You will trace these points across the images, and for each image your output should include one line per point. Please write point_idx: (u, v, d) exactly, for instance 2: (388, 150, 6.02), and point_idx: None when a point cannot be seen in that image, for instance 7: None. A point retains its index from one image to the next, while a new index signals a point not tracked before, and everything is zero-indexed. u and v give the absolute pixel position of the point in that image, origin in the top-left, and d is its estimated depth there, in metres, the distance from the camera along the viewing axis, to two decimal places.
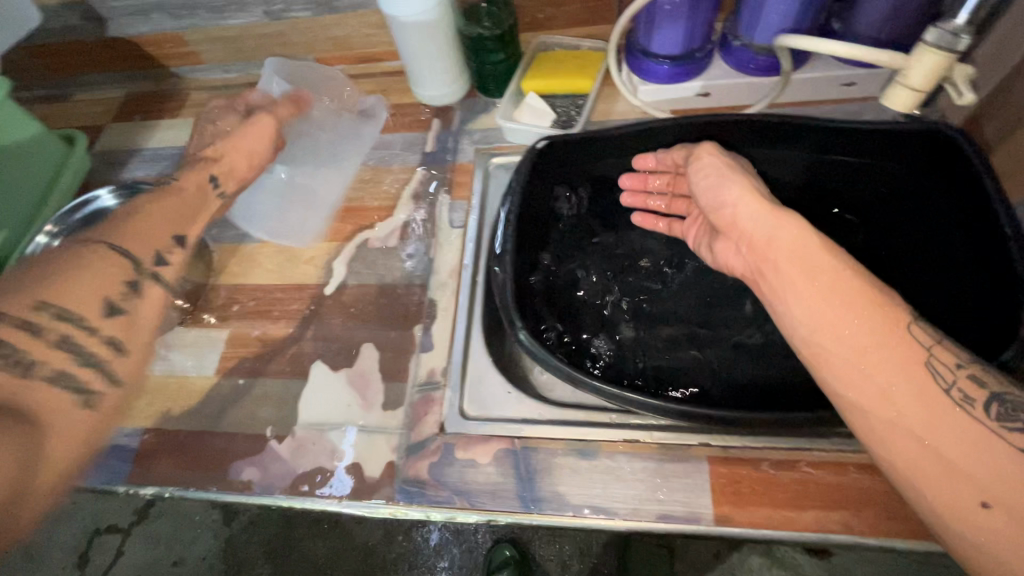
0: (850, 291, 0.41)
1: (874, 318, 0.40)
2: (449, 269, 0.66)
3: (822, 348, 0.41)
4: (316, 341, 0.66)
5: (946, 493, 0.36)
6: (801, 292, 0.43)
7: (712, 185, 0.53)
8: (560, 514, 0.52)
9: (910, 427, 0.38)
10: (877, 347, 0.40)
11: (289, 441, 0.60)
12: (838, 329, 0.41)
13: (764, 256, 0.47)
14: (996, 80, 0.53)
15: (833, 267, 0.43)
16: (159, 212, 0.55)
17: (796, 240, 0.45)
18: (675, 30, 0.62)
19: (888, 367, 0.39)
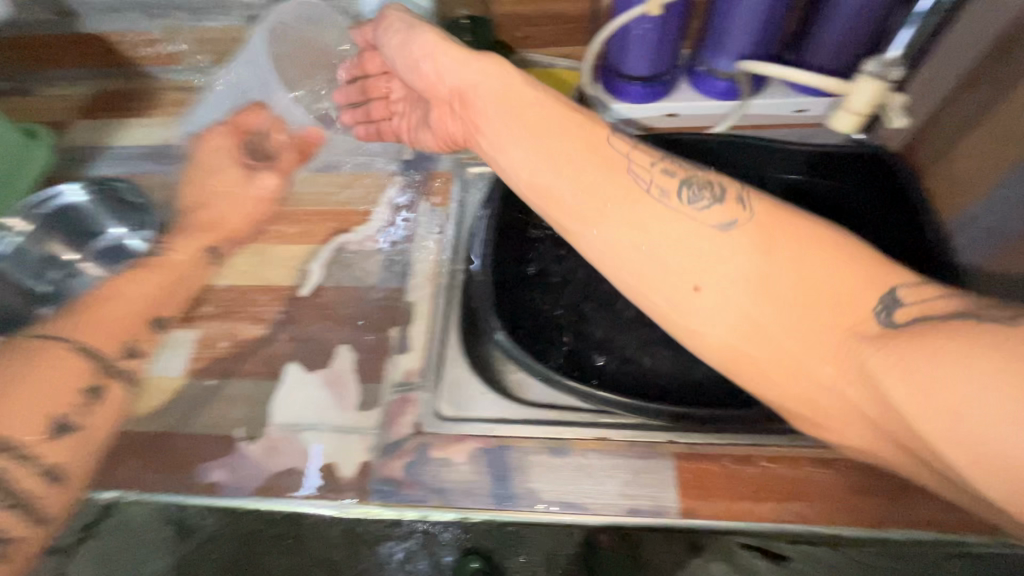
0: (561, 136, 0.50)
1: (598, 164, 0.49)
2: (427, 272, 0.68)
3: (557, 207, 0.50)
4: (290, 342, 0.66)
5: (675, 291, 0.45)
6: (528, 151, 0.51)
7: (457, 57, 0.57)
8: (532, 510, 0.53)
9: (635, 238, 0.47)
10: (593, 181, 0.49)
11: (261, 442, 0.59)
12: (557, 171, 0.50)
13: (501, 113, 0.53)
14: (928, 111, 0.60)
15: (563, 123, 0.51)
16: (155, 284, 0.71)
17: (531, 95, 0.53)
18: (644, 53, 0.66)
19: (617, 192, 0.48)
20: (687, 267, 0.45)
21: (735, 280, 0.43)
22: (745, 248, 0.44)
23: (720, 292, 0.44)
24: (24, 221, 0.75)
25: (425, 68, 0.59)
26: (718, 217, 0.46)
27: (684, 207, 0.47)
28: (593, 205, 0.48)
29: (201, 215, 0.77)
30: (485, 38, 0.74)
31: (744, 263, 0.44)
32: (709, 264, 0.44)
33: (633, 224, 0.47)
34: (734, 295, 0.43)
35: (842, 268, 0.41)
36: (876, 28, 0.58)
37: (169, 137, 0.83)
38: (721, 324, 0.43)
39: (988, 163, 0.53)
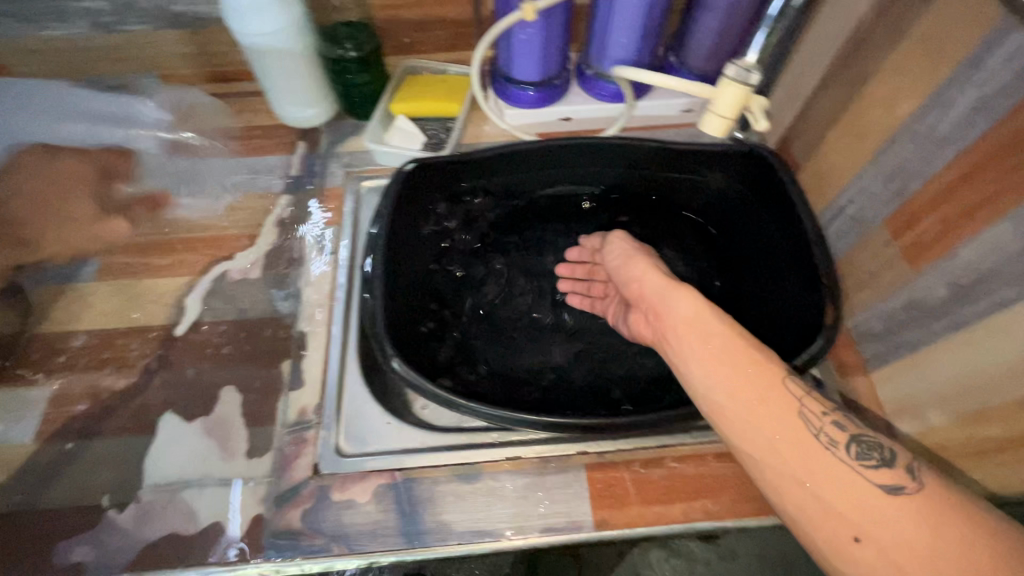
0: (739, 357, 0.44)
1: (761, 380, 0.43)
2: (320, 298, 0.63)
3: (720, 415, 0.43)
4: (165, 390, 0.59)
5: (829, 534, 0.38)
6: (723, 386, 0.43)
7: (620, 262, 0.57)
8: (444, 544, 0.50)
9: (798, 472, 0.40)
10: (757, 400, 0.42)
11: (131, 508, 0.52)
12: (728, 386, 0.43)
13: (656, 320, 0.50)
14: (796, 110, 0.63)
15: (731, 339, 0.45)
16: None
17: (689, 306, 0.48)
18: (532, 58, 0.65)
19: (783, 425, 0.42)
20: (849, 516, 0.38)
21: (902, 541, 0.36)
22: (913, 517, 0.37)
23: (886, 554, 0.36)
24: None
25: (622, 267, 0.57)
26: (882, 479, 0.39)
27: (851, 459, 0.40)
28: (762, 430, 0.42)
29: None
30: (364, 44, 0.68)
31: (910, 528, 0.37)
32: (873, 521, 0.37)
33: (790, 449, 0.41)
34: (905, 564, 0.35)
35: (1010, 573, 0.34)
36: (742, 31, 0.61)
37: None
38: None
39: (849, 157, 0.56)
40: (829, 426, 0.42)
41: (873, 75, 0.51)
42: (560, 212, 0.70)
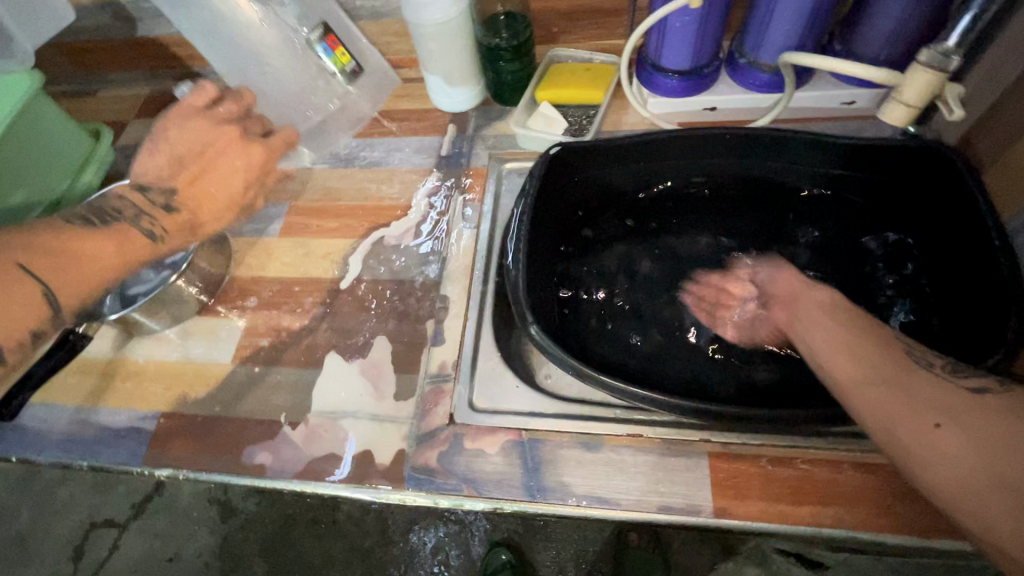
0: (857, 322, 0.50)
1: (870, 330, 0.49)
2: (462, 267, 0.69)
3: (831, 356, 0.48)
4: (330, 333, 0.68)
5: (910, 426, 0.41)
6: (831, 329, 0.50)
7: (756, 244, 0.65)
8: (563, 503, 0.53)
9: (882, 382, 0.45)
10: (858, 339, 0.48)
11: (302, 428, 0.62)
12: (835, 333, 0.49)
13: (784, 296, 0.57)
14: (987, 103, 0.57)
15: (846, 306, 0.52)
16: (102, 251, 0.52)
17: (812, 283, 0.56)
18: (684, 45, 0.65)
19: (878, 352, 0.47)
20: (930, 411, 0.42)
21: (986, 429, 0.39)
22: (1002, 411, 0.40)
23: (960, 434, 0.39)
24: None
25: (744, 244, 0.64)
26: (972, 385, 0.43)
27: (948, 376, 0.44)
28: (856, 360, 0.47)
29: None
30: (519, 33, 0.73)
31: (986, 414, 0.40)
32: (956, 411, 0.41)
33: (882, 366, 0.45)
34: (977, 444, 0.38)
35: None
36: (929, 16, 0.56)
37: None
38: (961, 467, 0.38)
39: None
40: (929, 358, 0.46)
41: None
42: (709, 203, 0.69)
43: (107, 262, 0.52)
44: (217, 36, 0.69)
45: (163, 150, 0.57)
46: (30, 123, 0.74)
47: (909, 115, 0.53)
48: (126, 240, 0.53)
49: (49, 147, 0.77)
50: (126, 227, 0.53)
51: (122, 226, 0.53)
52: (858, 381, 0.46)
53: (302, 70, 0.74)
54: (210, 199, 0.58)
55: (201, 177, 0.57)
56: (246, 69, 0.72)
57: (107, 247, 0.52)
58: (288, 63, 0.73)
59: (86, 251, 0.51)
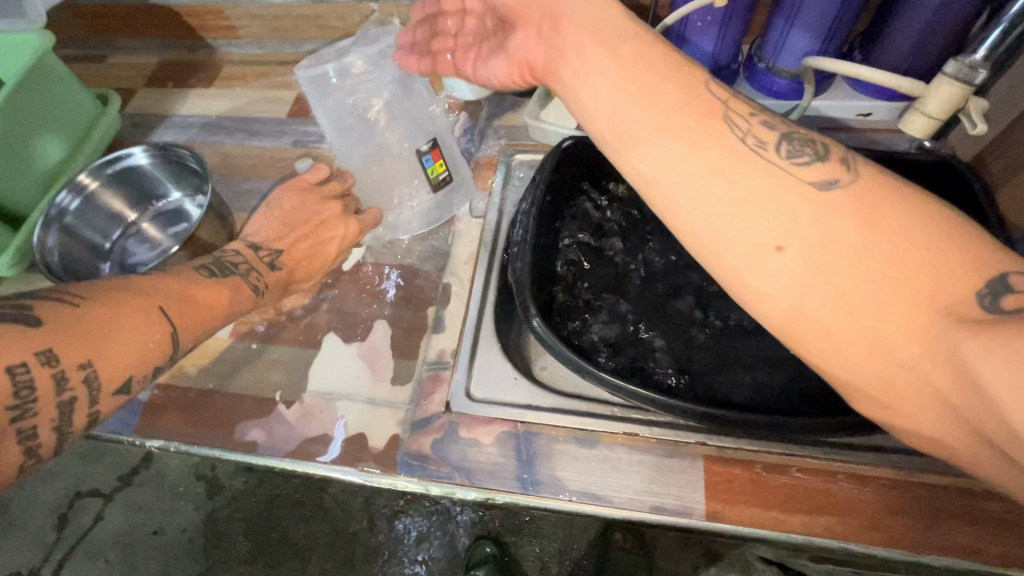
0: (668, 78, 0.40)
1: (685, 93, 0.40)
2: (467, 256, 0.69)
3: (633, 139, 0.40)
4: (330, 314, 0.68)
5: (750, 243, 0.36)
6: (607, 72, 0.41)
7: None
8: (555, 497, 0.53)
9: (715, 189, 0.37)
10: (671, 106, 0.39)
11: (297, 407, 0.61)
12: (640, 104, 0.40)
13: (554, 26, 0.45)
14: (1007, 120, 0.57)
15: (649, 53, 0.41)
16: (134, 320, 0.51)
17: (596, 13, 0.44)
18: (705, 44, 0.64)
19: (708, 139, 0.38)
20: (767, 219, 0.36)
21: (825, 241, 0.35)
22: (837, 207, 0.35)
23: (801, 250, 0.35)
24: (91, 177, 0.72)
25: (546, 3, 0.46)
26: (819, 177, 0.37)
27: (782, 162, 0.38)
28: (683, 159, 0.38)
29: (256, 185, 0.81)
30: None
31: (827, 219, 0.35)
32: (795, 222, 0.36)
33: (705, 151, 0.38)
34: (820, 261, 0.34)
35: (948, 249, 0.33)
36: (950, 34, 0.56)
37: (228, 109, 0.89)
38: (791, 284, 0.35)
39: None
40: (757, 135, 0.39)
41: None
42: None
43: (217, 308, 0.59)
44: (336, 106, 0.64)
45: (274, 218, 0.71)
46: (40, 85, 0.73)
47: (928, 125, 0.53)
48: (237, 294, 0.62)
49: (54, 110, 0.76)
50: (231, 280, 0.62)
51: (233, 280, 0.62)
52: (686, 191, 0.38)
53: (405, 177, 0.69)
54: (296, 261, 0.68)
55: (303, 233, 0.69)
56: (369, 167, 0.70)
57: (206, 292, 0.59)
58: (405, 172, 0.69)
59: (197, 297, 0.58)
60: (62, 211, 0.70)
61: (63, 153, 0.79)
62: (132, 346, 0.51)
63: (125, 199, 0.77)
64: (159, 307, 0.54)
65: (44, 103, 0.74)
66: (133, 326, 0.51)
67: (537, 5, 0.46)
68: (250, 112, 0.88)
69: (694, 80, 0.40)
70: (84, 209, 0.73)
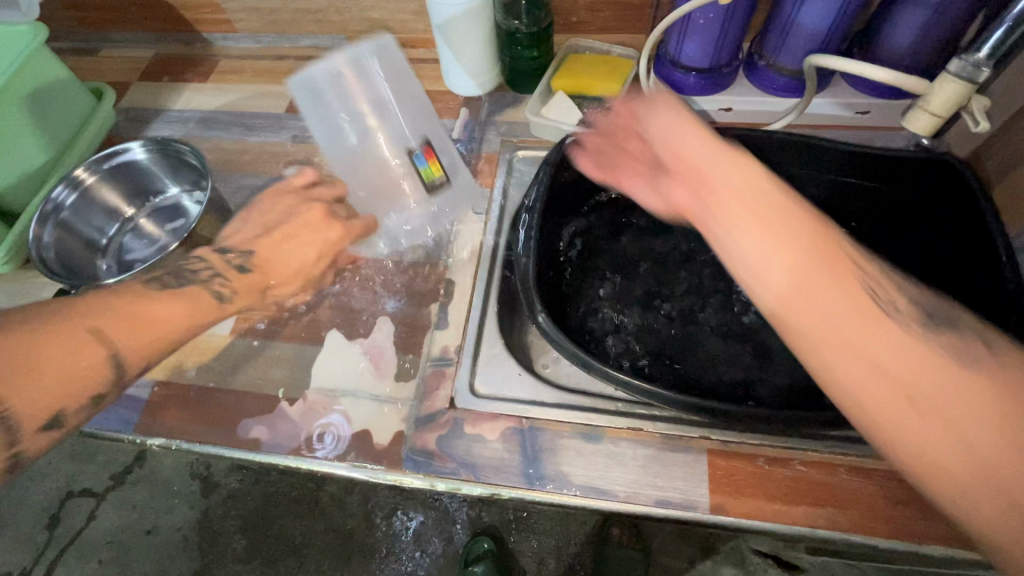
0: (804, 236, 0.41)
1: (824, 253, 0.40)
2: (470, 252, 0.69)
3: (777, 292, 0.40)
4: (332, 310, 0.67)
5: (884, 401, 0.36)
6: (753, 226, 0.42)
7: (657, 114, 0.51)
8: (560, 492, 0.53)
9: (845, 336, 0.38)
10: (812, 265, 0.40)
11: (300, 404, 0.61)
12: (783, 260, 0.40)
13: (692, 177, 0.47)
14: (1005, 117, 0.57)
15: (792, 213, 0.42)
16: (63, 350, 0.48)
17: (733, 170, 0.45)
18: (706, 43, 0.65)
19: (847, 297, 0.38)
20: (911, 382, 0.36)
21: (969, 409, 0.34)
22: (979, 377, 0.35)
23: (942, 416, 0.35)
24: (88, 171, 0.71)
25: (671, 140, 0.49)
26: (953, 345, 0.37)
27: (918, 327, 0.38)
28: (810, 294, 0.39)
29: (254, 180, 0.80)
30: (539, 20, 0.71)
31: (973, 389, 0.35)
32: (937, 388, 0.35)
33: (847, 309, 0.38)
34: (967, 430, 0.34)
35: None
36: (949, 32, 0.57)
37: (225, 104, 0.88)
38: (933, 448, 0.35)
39: None
40: (894, 300, 0.39)
41: None
42: None
43: (175, 323, 0.55)
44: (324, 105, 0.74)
45: (252, 220, 0.64)
46: (32, 75, 0.71)
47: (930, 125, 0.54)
48: (198, 307, 0.57)
49: (47, 102, 0.74)
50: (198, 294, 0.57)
51: (192, 290, 0.57)
52: (827, 342, 0.38)
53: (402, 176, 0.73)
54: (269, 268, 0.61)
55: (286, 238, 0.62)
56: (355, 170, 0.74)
57: (168, 311, 0.55)
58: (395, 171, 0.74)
59: (146, 320, 0.53)
60: (58, 206, 0.69)
61: (56, 146, 0.78)
62: (63, 373, 0.48)
63: (122, 194, 0.76)
64: (94, 330, 0.49)
65: (36, 94, 0.72)
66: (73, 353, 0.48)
67: (678, 153, 0.49)
68: (247, 107, 0.87)
69: (820, 221, 0.42)
70: (81, 205, 0.72)
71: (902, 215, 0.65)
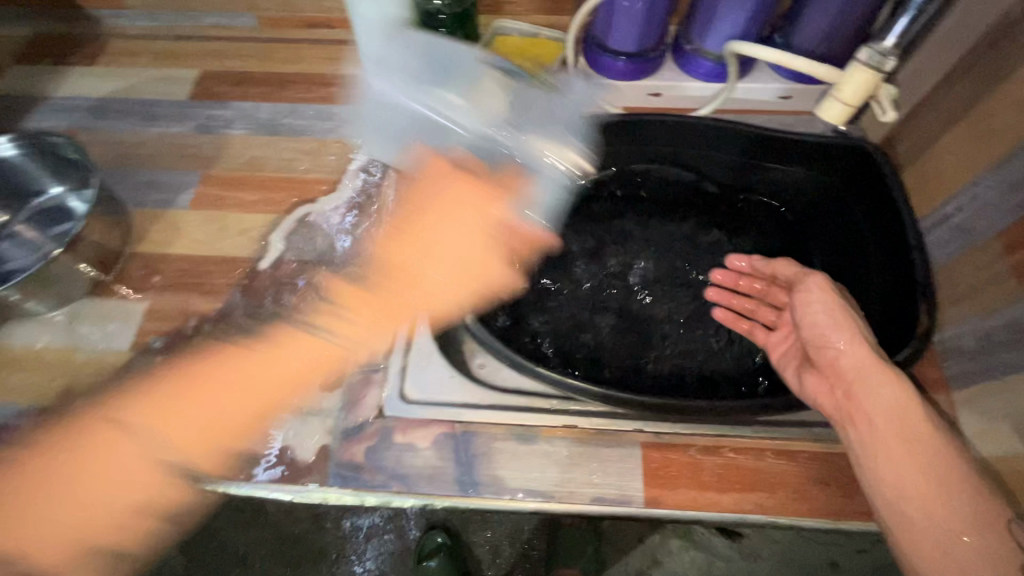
0: (949, 482, 0.44)
1: (965, 501, 0.43)
2: (396, 247, 0.65)
3: (909, 528, 0.44)
4: (247, 318, 0.62)
5: None
6: (901, 464, 0.45)
7: (815, 321, 0.53)
8: (496, 497, 0.52)
9: None
10: (949, 521, 0.43)
11: (212, 423, 0.56)
12: (923, 501, 0.44)
13: (845, 390, 0.49)
14: (914, 101, 0.59)
15: (938, 460, 0.45)
16: (103, 467, 0.53)
17: (893, 401, 0.47)
18: (632, 26, 0.63)
19: (983, 559, 0.41)
20: None
21: None
22: None
23: None
24: None
25: (827, 343, 0.51)
26: None
27: None
28: (945, 540, 0.42)
29: (153, 177, 0.72)
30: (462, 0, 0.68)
31: None
32: None
33: (981, 569, 0.41)
34: None
35: None
36: (861, 18, 0.58)
37: (118, 90, 0.79)
38: None
39: (964, 159, 0.52)
40: None
41: (1013, 72, 0.46)
42: (653, 194, 0.68)
43: (233, 382, 0.58)
44: (374, 115, 0.68)
45: (403, 211, 0.67)
46: None
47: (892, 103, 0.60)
48: (290, 343, 0.60)
49: None
50: (255, 354, 0.60)
51: (291, 338, 0.60)
52: None
53: (415, 70, 0.63)
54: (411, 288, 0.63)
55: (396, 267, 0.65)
56: (389, 135, 0.68)
57: (272, 364, 0.59)
58: (411, 70, 0.63)
59: (202, 402, 0.57)
60: None
61: None
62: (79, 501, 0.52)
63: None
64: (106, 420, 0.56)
65: None
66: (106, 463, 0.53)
67: (833, 365, 0.50)
68: (143, 93, 0.78)
69: (976, 481, 0.44)
70: None
71: (824, 198, 0.65)
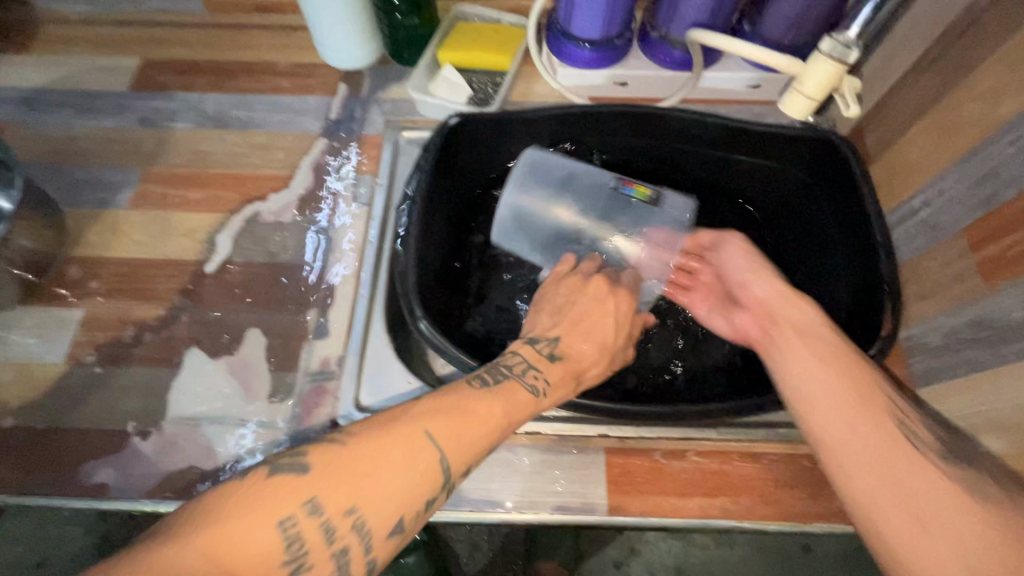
0: (851, 366, 0.42)
1: (865, 380, 0.41)
2: (352, 248, 0.62)
3: (811, 407, 0.41)
4: (193, 325, 0.59)
5: (897, 527, 0.35)
6: (803, 354, 0.44)
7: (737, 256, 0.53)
8: (455, 509, 0.50)
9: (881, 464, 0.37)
10: (849, 394, 0.40)
11: (155, 438, 0.53)
12: (821, 379, 0.41)
13: (763, 313, 0.49)
14: (882, 92, 0.58)
15: (844, 353, 0.43)
16: (368, 475, 0.33)
17: (802, 310, 0.47)
18: (595, 13, 0.60)
19: (881, 428, 0.38)
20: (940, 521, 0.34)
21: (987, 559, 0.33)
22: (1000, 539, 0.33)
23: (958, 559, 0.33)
24: None
25: (742, 272, 0.52)
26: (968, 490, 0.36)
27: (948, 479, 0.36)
28: (844, 411, 0.40)
29: (91, 174, 0.67)
30: None
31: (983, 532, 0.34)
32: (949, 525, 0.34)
33: (880, 436, 0.38)
34: None
35: None
36: (829, 4, 0.55)
37: (53, 80, 0.73)
38: None
39: (931, 152, 0.51)
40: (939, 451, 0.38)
41: (980, 63, 0.45)
42: None
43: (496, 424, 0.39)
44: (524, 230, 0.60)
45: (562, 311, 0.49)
46: None
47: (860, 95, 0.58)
48: (514, 394, 0.41)
49: None
50: (476, 390, 0.40)
51: (510, 383, 0.42)
52: (860, 458, 0.38)
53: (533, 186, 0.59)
54: (600, 352, 0.47)
55: (578, 326, 0.48)
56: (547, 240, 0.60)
57: (488, 411, 0.39)
58: (524, 183, 0.59)
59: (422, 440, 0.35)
60: None
61: None
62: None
63: None
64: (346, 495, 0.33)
65: None
66: (389, 468, 0.34)
67: (752, 288, 0.51)
68: (80, 83, 0.73)
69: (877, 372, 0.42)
70: None
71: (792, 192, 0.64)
